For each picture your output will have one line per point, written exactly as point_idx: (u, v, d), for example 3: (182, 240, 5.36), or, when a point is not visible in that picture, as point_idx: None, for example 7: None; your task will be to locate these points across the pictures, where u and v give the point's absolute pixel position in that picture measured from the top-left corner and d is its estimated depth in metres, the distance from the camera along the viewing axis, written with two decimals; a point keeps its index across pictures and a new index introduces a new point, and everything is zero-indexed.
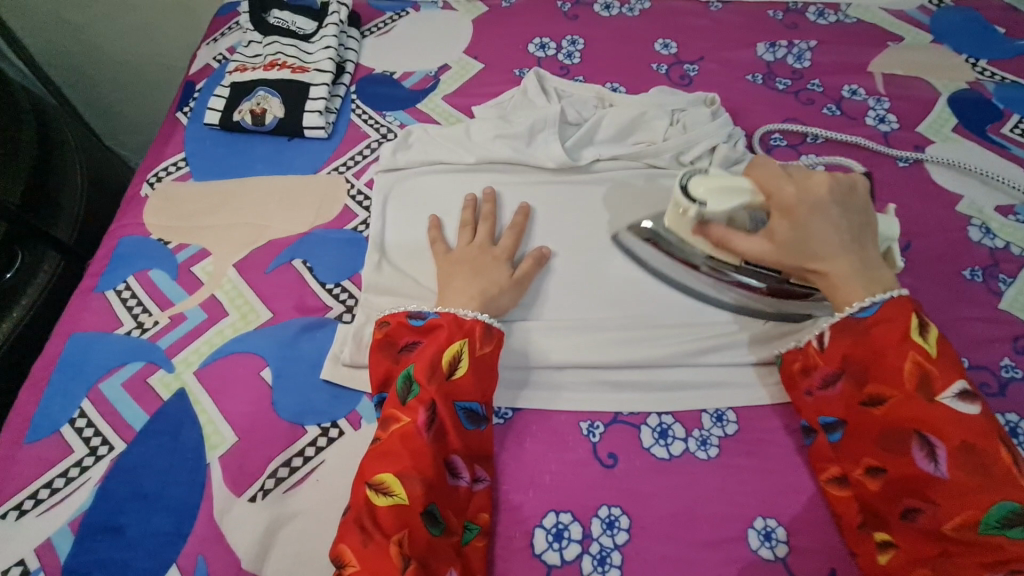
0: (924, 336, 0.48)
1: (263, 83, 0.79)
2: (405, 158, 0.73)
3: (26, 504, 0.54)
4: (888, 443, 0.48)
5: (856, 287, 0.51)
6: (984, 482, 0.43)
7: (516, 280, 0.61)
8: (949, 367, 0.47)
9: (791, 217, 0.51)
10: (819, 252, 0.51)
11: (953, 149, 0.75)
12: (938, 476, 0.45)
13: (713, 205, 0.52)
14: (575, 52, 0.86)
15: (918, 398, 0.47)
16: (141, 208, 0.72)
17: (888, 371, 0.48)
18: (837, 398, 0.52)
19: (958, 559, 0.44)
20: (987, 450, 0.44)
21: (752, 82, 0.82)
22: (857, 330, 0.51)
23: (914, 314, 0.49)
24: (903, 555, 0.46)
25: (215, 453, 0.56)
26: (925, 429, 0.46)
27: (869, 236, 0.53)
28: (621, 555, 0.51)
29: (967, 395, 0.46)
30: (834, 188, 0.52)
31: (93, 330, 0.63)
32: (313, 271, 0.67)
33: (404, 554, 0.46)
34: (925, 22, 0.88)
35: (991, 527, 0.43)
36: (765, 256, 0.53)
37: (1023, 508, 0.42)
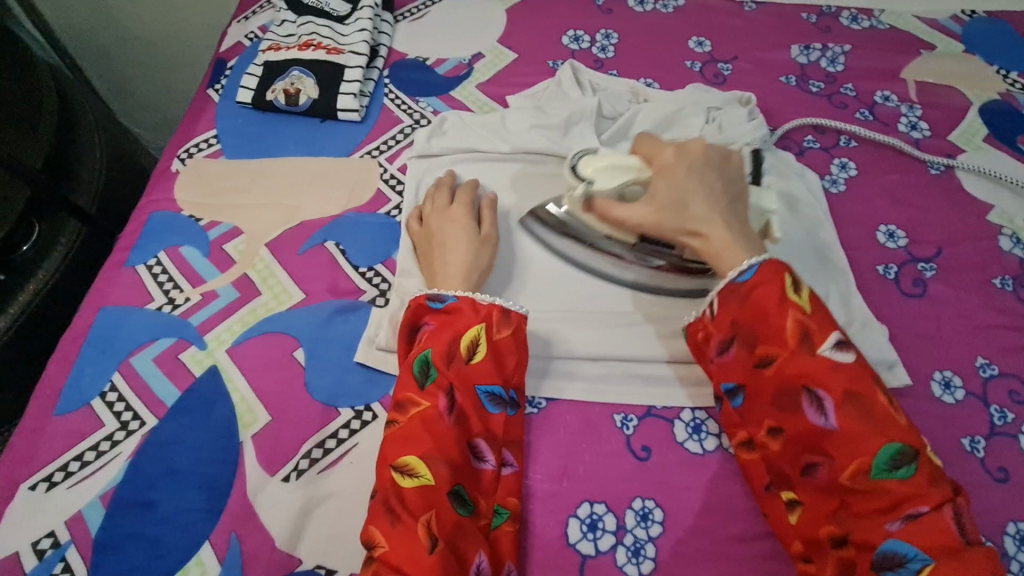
0: (798, 293, 0.47)
1: (297, 63, 0.78)
2: (439, 145, 0.73)
3: (56, 476, 0.53)
4: (780, 402, 0.46)
5: (733, 245, 0.51)
6: (871, 427, 0.43)
7: (483, 237, 0.62)
8: (823, 320, 0.46)
9: (668, 180, 0.54)
10: (696, 212, 0.52)
11: (984, 159, 0.76)
12: (829, 428, 0.44)
13: (600, 181, 0.57)
14: (610, 46, 0.85)
15: (801, 354, 0.46)
16: (172, 184, 0.72)
17: (770, 332, 0.47)
18: (734, 363, 0.50)
19: (857, 509, 0.43)
20: (867, 394, 0.44)
21: (786, 84, 0.82)
22: (740, 293, 0.49)
23: (787, 273, 0.48)
24: (809, 511, 0.46)
25: (248, 432, 0.55)
26: (811, 384, 0.45)
27: (741, 204, 0.54)
28: (655, 547, 0.51)
29: (842, 345, 0.45)
30: (705, 156, 0.55)
31: (124, 304, 0.63)
32: (346, 253, 0.66)
33: (432, 534, 0.45)
34: (957, 31, 0.89)
35: (881, 472, 0.42)
36: (646, 222, 0.53)
37: (908, 447, 0.42)
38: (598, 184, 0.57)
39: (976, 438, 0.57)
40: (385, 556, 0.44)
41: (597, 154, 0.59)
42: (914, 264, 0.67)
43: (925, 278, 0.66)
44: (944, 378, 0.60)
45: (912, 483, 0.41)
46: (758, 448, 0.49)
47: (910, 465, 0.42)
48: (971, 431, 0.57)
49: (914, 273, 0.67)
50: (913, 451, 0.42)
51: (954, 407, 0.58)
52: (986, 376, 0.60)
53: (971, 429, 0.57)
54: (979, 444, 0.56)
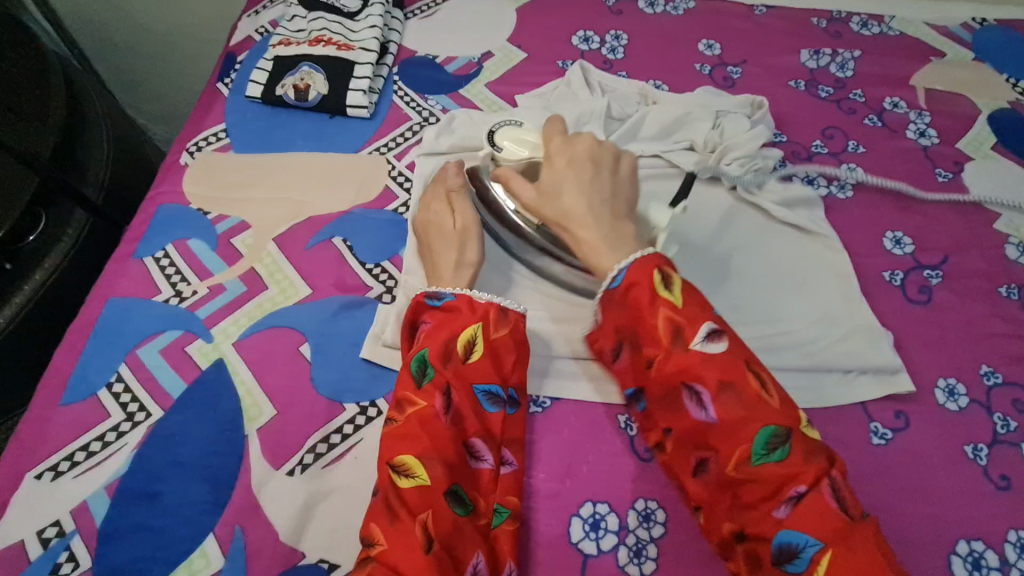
0: (669, 289, 0.46)
1: (307, 58, 0.78)
2: (448, 143, 0.73)
3: (62, 466, 0.54)
4: (666, 402, 0.46)
5: (601, 244, 0.50)
6: (744, 415, 0.42)
7: (463, 230, 0.62)
8: (693, 311, 0.45)
9: (552, 168, 0.56)
10: (569, 206, 0.53)
11: (992, 167, 0.76)
12: (709, 422, 0.43)
13: (508, 151, 0.64)
14: (619, 47, 0.86)
15: (676, 351, 0.45)
16: (181, 177, 0.72)
17: (647, 333, 0.46)
18: (627, 369, 0.50)
19: (747, 499, 0.42)
20: (739, 381, 0.43)
21: (795, 88, 0.82)
22: (617, 298, 0.48)
23: (657, 269, 0.47)
24: (712, 510, 0.45)
25: (253, 425, 0.56)
26: (689, 380, 0.44)
27: (623, 201, 0.54)
28: (657, 549, 0.52)
29: (714, 334, 0.44)
30: (593, 150, 0.56)
31: (132, 296, 0.63)
32: (353, 250, 0.66)
33: (428, 534, 0.45)
34: (967, 39, 0.89)
35: (759, 457, 0.41)
36: (529, 203, 0.56)
37: (780, 429, 0.41)
38: (507, 154, 0.64)
39: (979, 445, 0.57)
40: (384, 555, 0.44)
41: (521, 127, 0.65)
42: (920, 271, 0.67)
43: (930, 285, 0.66)
44: (948, 386, 0.60)
45: (789, 465, 0.41)
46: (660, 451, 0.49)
47: (784, 447, 0.41)
48: (974, 438, 0.57)
49: (920, 280, 0.67)
50: (785, 432, 0.41)
51: (957, 414, 0.58)
52: (990, 385, 0.60)
53: (974, 437, 0.57)
54: (982, 451, 0.56)
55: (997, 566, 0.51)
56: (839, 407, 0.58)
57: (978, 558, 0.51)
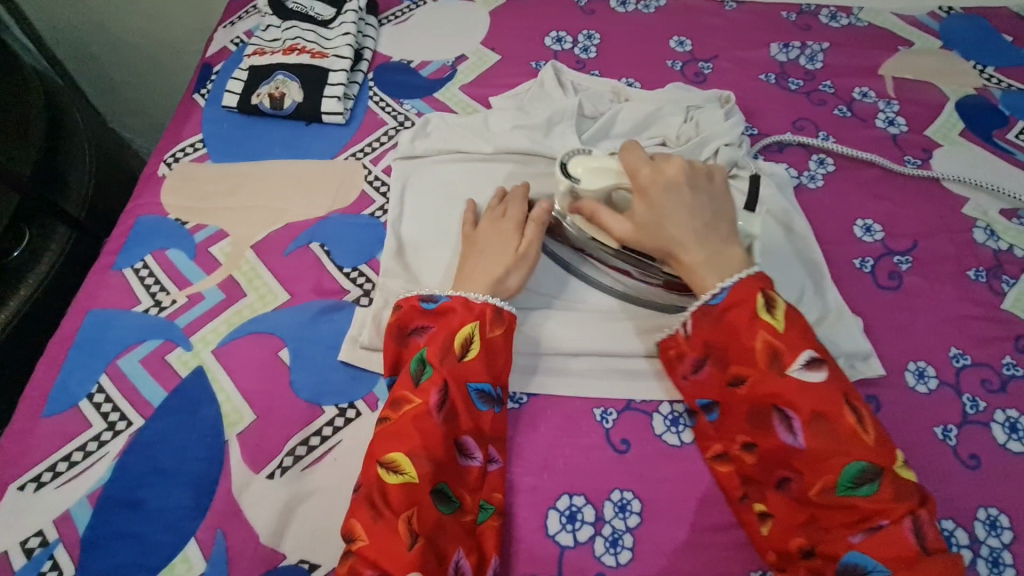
0: (771, 312, 0.50)
1: (282, 67, 0.79)
2: (423, 146, 0.74)
3: (44, 477, 0.54)
4: (754, 420, 0.50)
5: (706, 269, 0.53)
6: (836, 446, 0.46)
7: (518, 255, 0.60)
8: (796, 338, 0.48)
9: (645, 199, 0.55)
10: (673, 234, 0.54)
11: (960, 153, 0.77)
12: (797, 447, 0.47)
13: (587, 182, 0.58)
14: (592, 47, 0.87)
15: (771, 375, 0.48)
16: (159, 189, 0.73)
17: (743, 352, 0.50)
18: (710, 380, 0.54)
19: (826, 523, 0.46)
20: (834, 414, 0.46)
21: (765, 81, 0.83)
22: (715, 316, 0.52)
23: (761, 292, 0.50)
24: (779, 524, 0.49)
25: (233, 430, 0.56)
26: (780, 404, 0.48)
27: (724, 220, 0.55)
28: (633, 538, 0.52)
29: (814, 363, 0.48)
30: (688, 172, 0.56)
31: (112, 307, 0.64)
32: (330, 255, 0.67)
33: (412, 530, 0.46)
34: (935, 28, 0.90)
35: (846, 488, 0.45)
36: (625, 237, 0.56)
37: (872, 466, 0.45)
38: (584, 185, 0.58)
39: (949, 426, 0.58)
40: (363, 550, 0.45)
41: (589, 155, 0.60)
42: (890, 257, 0.68)
43: (900, 271, 0.67)
44: (918, 368, 0.61)
45: (877, 500, 0.44)
46: (733, 461, 0.53)
47: (873, 483, 0.44)
48: (943, 420, 0.58)
49: (890, 266, 0.68)
50: (876, 469, 0.44)
51: (927, 396, 0.59)
52: (959, 366, 0.61)
53: (944, 418, 0.58)
54: (951, 432, 0.57)
55: (966, 543, 0.52)
56: None
57: (948, 536, 0.52)
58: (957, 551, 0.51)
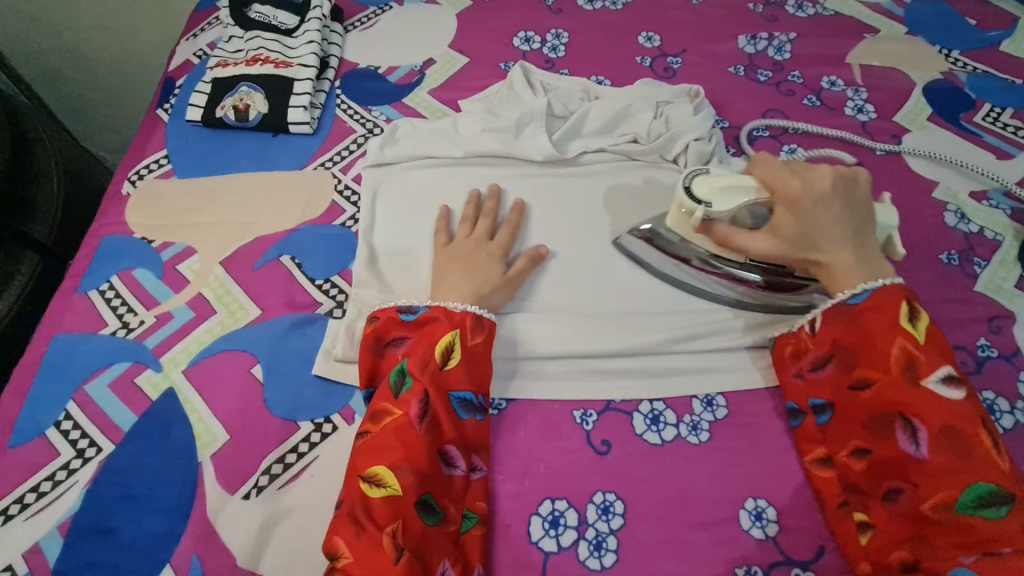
0: (914, 324, 0.49)
1: (245, 78, 0.78)
2: (393, 153, 0.73)
3: (12, 509, 0.53)
4: (874, 425, 0.49)
5: (853, 277, 0.52)
6: (964, 464, 0.45)
7: (508, 278, 0.61)
8: (935, 352, 0.48)
9: (793, 210, 0.52)
10: (818, 247, 0.52)
11: (928, 138, 0.77)
12: (919, 458, 0.46)
13: (718, 205, 0.53)
14: (560, 46, 0.86)
15: (903, 383, 0.48)
16: (123, 207, 0.71)
17: (877, 356, 0.50)
18: (828, 381, 0.54)
19: (935, 540, 0.45)
20: (968, 432, 0.45)
21: (735, 74, 0.83)
22: (848, 315, 0.52)
23: (905, 301, 0.50)
24: (881, 534, 0.48)
25: (207, 452, 0.55)
26: (909, 413, 0.47)
27: (866, 228, 0.53)
28: (617, 539, 0.52)
29: (952, 380, 0.47)
30: (835, 184, 0.52)
31: (77, 332, 0.62)
32: (302, 267, 0.66)
33: (398, 544, 0.45)
34: (900, 14, 0.90)
35: (967, 508, 0.44)
36: (769, 254, 0.54)
37: (1001, 490, 0.43)
38: (718, 208, 0.53)
39: None
40: (349, 567, 0.44)
41: (711, 173, 0.55)
42: None
43: None
44: None
45: (1001, 524, 0.43)
46: (838, 467, 0.52)
47: (1001, 507, 0.43)
48: None
49: None
50: (1007, 495, 0.43)
51: None
52: None
53: None
54: None
55: None
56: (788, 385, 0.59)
57: None
58: None
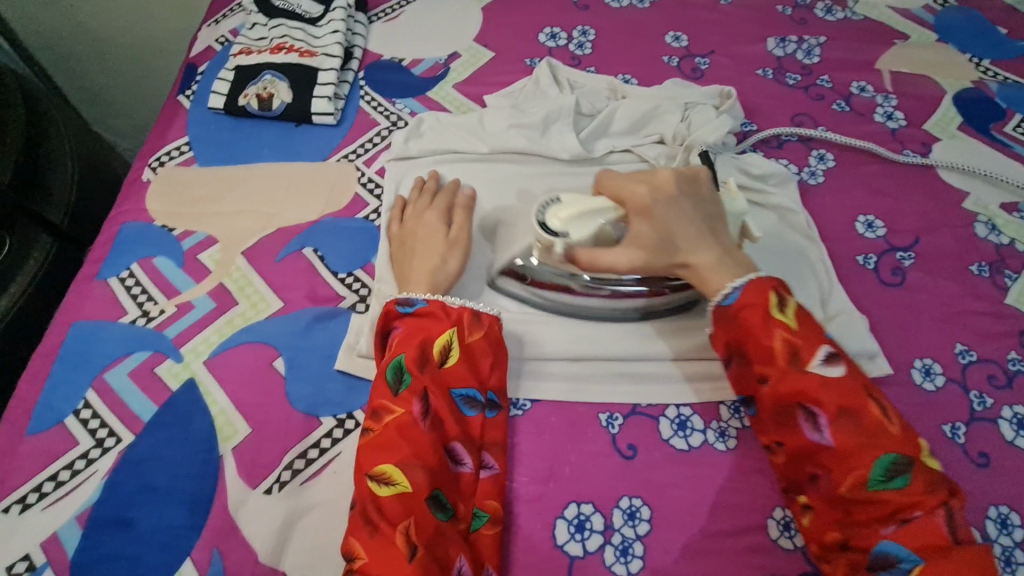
0: (783, 310, 0.48)
1: (269, 67, 0.77)
2: (417, 147, 0.72)
3: (30, 498, 0.52)
4: (776, 418, 0.47)
5: (721, 269, 0.51)
6: (865, 441, 0.44)
7: (450, 242, 0.61)
8: (810, 333, 0.47)
9: (649, 218, 0.52)
10: (682, 245, 0.52)
11: (958, 147, 0.76)
12: (824, 444, 0.44)
13: (573, 231, 0.53)
14: (587, 43, 0.85)
15: (792, 373, 0.46)
16: (144, 194, 0.70)
17: (759, 351, 0.48)
18: (734, 378, 0.51)
19: (859, 517, 0.44)
20: (860, 407, 0.44)
21: (763, 77, 0.83)
22: (727, 317, 0.50)
23: (773, 291, 0.48)
24: (818, 518, 0.46)
25: (227, 445, 0.54)
26: (806, 402, 0.45)
27: (718, 220, 0.54)
28: (643, 546, 0.51)
29: (831, 358, 0.46)
30: (677, 181, 0.54)
31: (96, 319, 0.61)
32: (324, 259, 0.65)
33: (411, 542, 0.44)
34: (930, 21, 0.89)
35: (878, 483, 0.43)
36: (639, 263, 0.52)
37: (902, 456, 0.43)
38: (575, 236, 0.53)
39: (957, 424, 0.57)
40: (365, 567, 0.43)
41: (561, 202, 0.54)
42: (893, 254, 0.68)
43: (903, 267, 0.67)
44: (924, 366, 0.60)
45: (910, 492, 0.42)
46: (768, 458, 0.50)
47: (904, 475, 0.42)
48: (951, 417, 0.57)
49: (893, 262, 0.67)
50: (907, 459, 0.43)
51: (935, 394, 0.59)
52: (965, 363, 0.61)
53: (951, 416, 0.58)
54: (960, 430, 0.57)
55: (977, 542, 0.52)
56: None
57: None
58: None
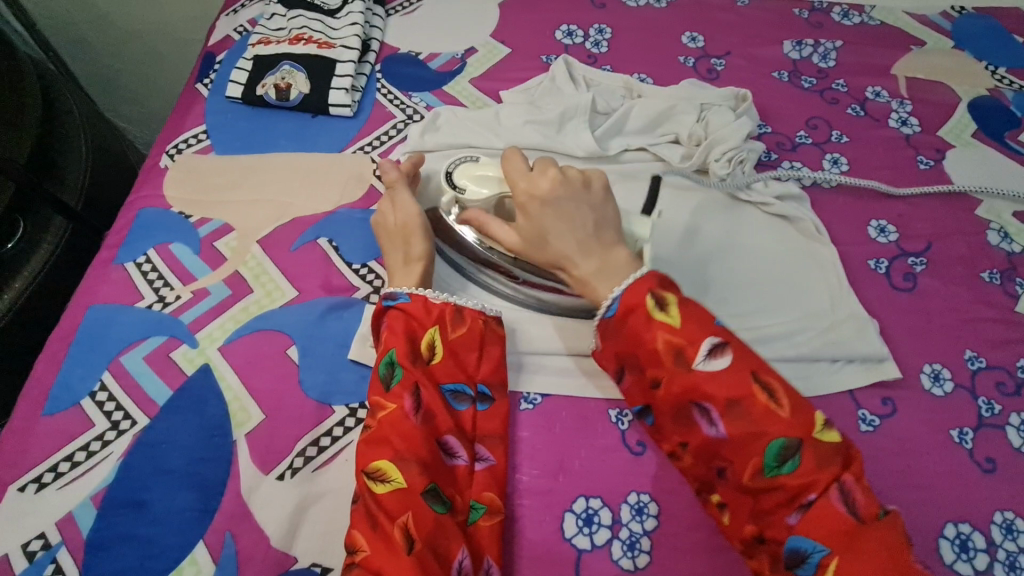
0: (665, 309, 0.46)
1: (288, 57, 0.77)
2: (433, 140, 0.72)
3: (46, 477, 0.53)
4: (675, 421, 0.46)
5: (597, 279, 0.50)
6: (755, 429, 0.43)
7: (406, 229, 0.61)
8: (692, 328, 0.45)
9: (528, 213, 0.53)
10: (558, 248, 0.51)
11: (973, 154, 0.76)
12: (719, 437, 0.44)
13: (471, 191, 0.58)
14: (603, 41, 0.85)
15: (679, 372, 0.45)
16: (161, 180, 0.71)
17: (648, 354, 0.47)
18: (636, 385, 0.50)
19: (765, 506, 0.43)
20: (746, 395, 0.43)
21: (778, 79, 0.83)
22: (613, 327, 0.49)
23: (649, 292, 0.47)
24: (732, 516, 0.45)
25: (241, 430, 0.55)
26: (696, 398, 0.44)
27: (607, 226, 0.52)
28: (650, 541, 0.52)
29: (716, 349, 0.45)
30: (563, 184, 0.53)
31: (113, 302, 0.62)
32: (339, 250, 0.66)
33: (409, 535, 0.44)
34: (946, 28, 0.89)
35: (772, 469, 0.42)
36: (512, 246, 0.54)
37: (790, 440, 0.42)
38: (470, 195, 0.58)
39: (964, 429, 0.57)
40: (367, 560, 0.43)
41: (477, 162, 0.60)
42: (905, 259, 0.68)
43: (915, 272, 0.67)
44: (934, 371, 0.61)
45: (801, 474, 0.41)
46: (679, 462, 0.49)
47: (795, 458, 0.42)
48: (959, 422, 0.58)
49: (905, 267, 0.67)
50: (795, 441, 0.42)
51: (943, 399, 0.59)
52: (974, 369, 0.61)
53: (960, 421, 0.58)
54: (967, 435, 0.57)
55: (983, 546, 0.52)
56: (826, 395, 0.59)
57: (964, 539, 0.52)
58: (976, 556, 0.51)
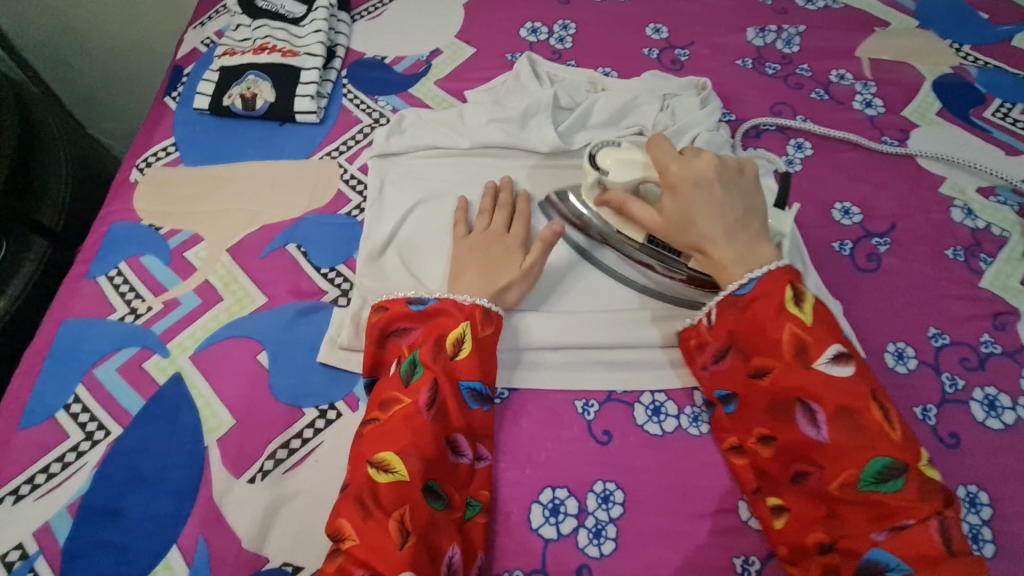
0: (799, 306, 0.50)
1: (253, 67, 0.78)
2: (398, 143, 0.73)
3: (22, 489, 0.54)
4: (772, 414, 0.50)
5: (736, 265, 0.53)
6: (861, 442, 0.46)
7: (525, 271, 0.59)
8: (822, 331, 0.49)
9: (675, 194, 0.55)
10: (703, 230, 0.54)
11: (937, 133, 0.77)
12: (819, 440, 0.47)
13: (615, 173, 0.60)
14: (567, 37, 0.86)
15: (796, 367, 0.49)
16: (131, 194, 0.72)
17: (767, 343, 0.50)
18: (729, 372, 0.54)
19: (845, 516, 0.46)
20: (863, 408, 0.46)
21: (743, 67, 0.83)
22: (738, 308, 0.52)
23: (789, 286, 0.50)
24: (796, 517, 0.49)
25: (213, 436, 0.56)
26: (807, 397, 0.48)
27: (755, 215, 0.55)
28: (616, 528, 0.53)
29: (841, 357, 0.48)
30: (720, 167, 0.55)
31: (86, 316, 0.63)
32: (308, 255, 0.67)
33: (405, 528, 0.45)
34: (911, 7, 0.89)
35: (869, 483, 0.45)
36: (653, 226, 0.56)
37: (896, 461, 0.44)
38: (613, 176, 0.60)
39: (928, 406, 0.58)
40: (352, 549, 0.44)
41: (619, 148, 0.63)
42: (869, 240, 0.68)
43: (879, 253, 0.67)
44: (897, 349, 0.61)
45: (900, 495, 0.44)
46: (749, 454, 0.52)
47: (897, 479, 0.44)
48: (923, 400, 0.58)
49: (869, 248, 0.68)
50: (902, 464, 0.44)
51: (907, 376, 0.60)
52: (938, 346, 0.61)
53: (923, 399, 0.58)
54: (931, 412, 0.58)
55: None
56: None
57: None
58: None
